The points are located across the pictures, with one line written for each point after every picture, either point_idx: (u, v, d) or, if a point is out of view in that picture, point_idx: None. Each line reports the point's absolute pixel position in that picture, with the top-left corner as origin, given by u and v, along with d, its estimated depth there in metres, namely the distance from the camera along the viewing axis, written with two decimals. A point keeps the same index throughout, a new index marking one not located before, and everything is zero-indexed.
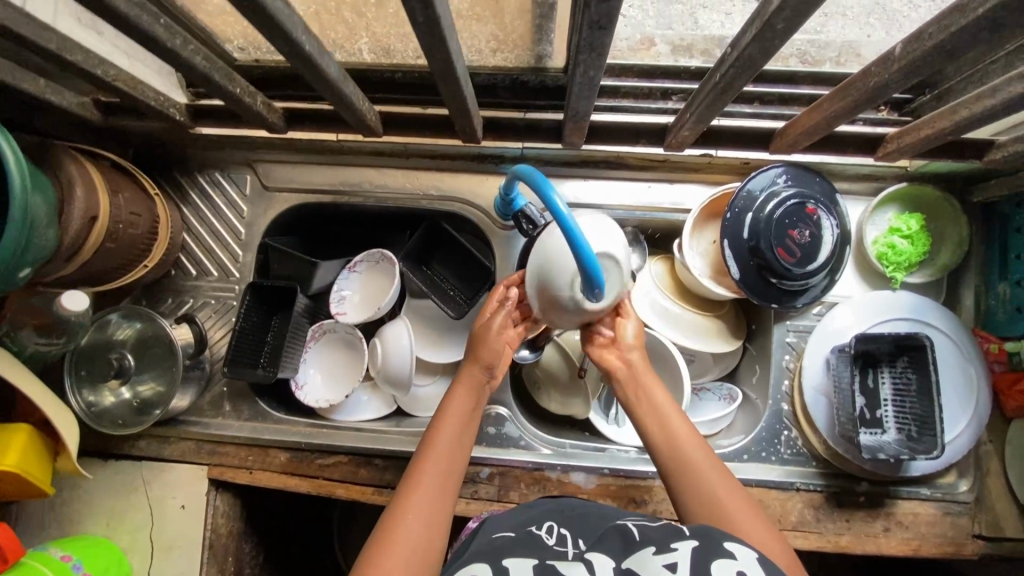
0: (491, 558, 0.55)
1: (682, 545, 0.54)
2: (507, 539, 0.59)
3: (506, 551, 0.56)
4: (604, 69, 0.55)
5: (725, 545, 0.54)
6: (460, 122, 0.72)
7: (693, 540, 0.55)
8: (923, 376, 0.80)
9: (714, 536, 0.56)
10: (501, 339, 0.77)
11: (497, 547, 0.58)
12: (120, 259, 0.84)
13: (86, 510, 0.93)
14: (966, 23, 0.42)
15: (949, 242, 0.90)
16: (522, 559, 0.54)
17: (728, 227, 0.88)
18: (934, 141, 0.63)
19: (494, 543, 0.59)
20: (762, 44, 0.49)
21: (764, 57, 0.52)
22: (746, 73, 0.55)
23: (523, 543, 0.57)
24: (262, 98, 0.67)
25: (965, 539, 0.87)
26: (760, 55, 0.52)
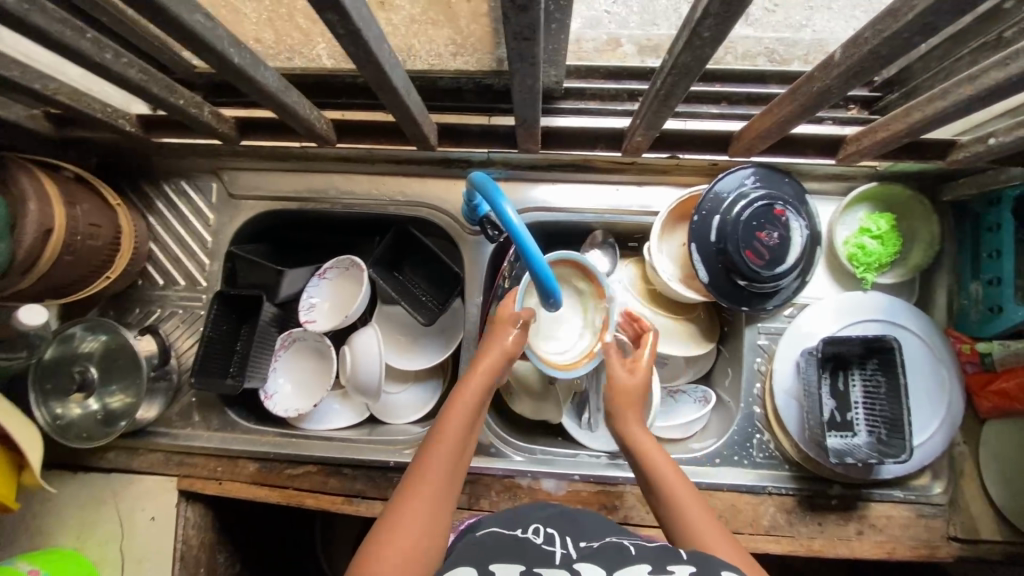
0: (479, 561, 0.56)
1: (679, 569, 0.54)
2: (498, 543, 0.60)
3: (493, 556, 0.57)
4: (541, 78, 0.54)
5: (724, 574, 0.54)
6: (412, 129, 0.71)
7: (690, 565, 0.55)
8: (892, 378, 0.79)
9: (714, 563, 0.56)
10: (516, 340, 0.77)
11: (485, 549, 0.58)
12: (80, 271, 0.84)
13: (55, 523, 0.93)
14: (899, 27, 0.42)
15: (921, 241, 0.89)
16: (508, 565, 0.55)
17: (696, 231, 0.87)
18: (891, 143, 0.62)
19: (484, 545, 0.59)
20: (694, 52, 0.50)
21: (700, 64, 0.52)
22: (687, 78, 0.55)
23: (514, 549, 0.58)
24: (210, 108, 0.66)
25: (939, 542, 0.86)
26: (695, 63, 0.52)
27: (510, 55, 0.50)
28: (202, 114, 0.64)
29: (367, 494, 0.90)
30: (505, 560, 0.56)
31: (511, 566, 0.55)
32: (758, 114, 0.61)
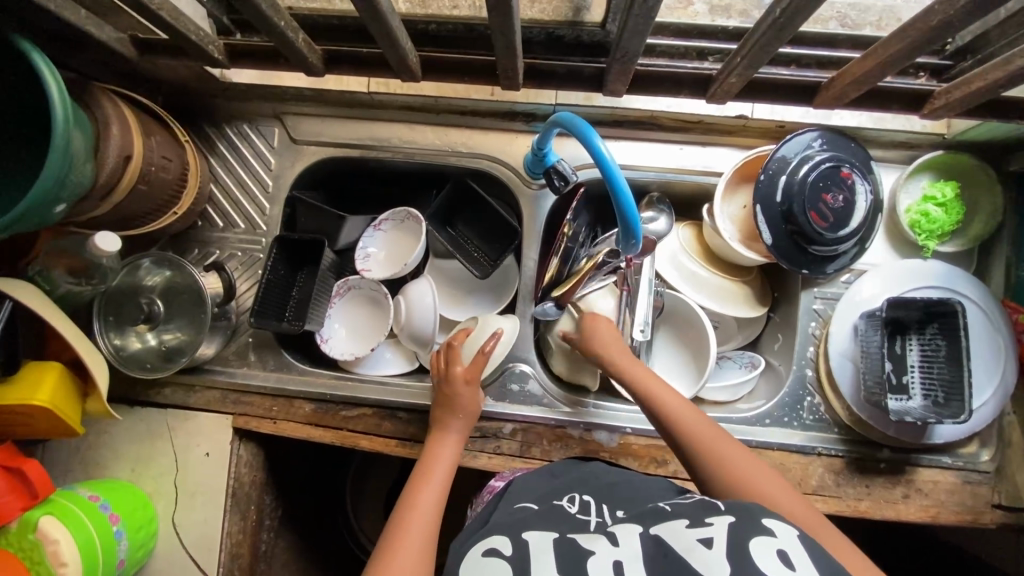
0: (513, 531, 0.62)
1: (717, 520, 0.58)
2: (535, 515, 0.65)
3: (528, 525, 0.63)
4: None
5: (763, 521, 0.57)
6: (504, 64, 0.70)
7: (728, 515, 0.58)
8: (953, 342, 0.80)
9: (753, 512, 0.58)
10: (467, 388, 0.83)
11: (522, 520, 0.64)
12: (151, 203, 0.84)
13: (111, 455, 0.94)
14: None
15: (983, 211, 0.89)
16: (543, 534, 0.61)
17: (762, 190, 0.87)
18: (987, 94, 0.62)
19: (521, 515, 0.65)
20: None
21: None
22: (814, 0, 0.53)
23: (550, 520, 0.63)
24: (304, 36, 0.66)
25: (984, 509, 0.87)
26: None
27: None
28: (297, 40, 0.65)
29: (421, 438, 0.91)
30: (539, 529, 0.62)
31: (546, 534, 0.61)
32: (861, 56, 0.61)
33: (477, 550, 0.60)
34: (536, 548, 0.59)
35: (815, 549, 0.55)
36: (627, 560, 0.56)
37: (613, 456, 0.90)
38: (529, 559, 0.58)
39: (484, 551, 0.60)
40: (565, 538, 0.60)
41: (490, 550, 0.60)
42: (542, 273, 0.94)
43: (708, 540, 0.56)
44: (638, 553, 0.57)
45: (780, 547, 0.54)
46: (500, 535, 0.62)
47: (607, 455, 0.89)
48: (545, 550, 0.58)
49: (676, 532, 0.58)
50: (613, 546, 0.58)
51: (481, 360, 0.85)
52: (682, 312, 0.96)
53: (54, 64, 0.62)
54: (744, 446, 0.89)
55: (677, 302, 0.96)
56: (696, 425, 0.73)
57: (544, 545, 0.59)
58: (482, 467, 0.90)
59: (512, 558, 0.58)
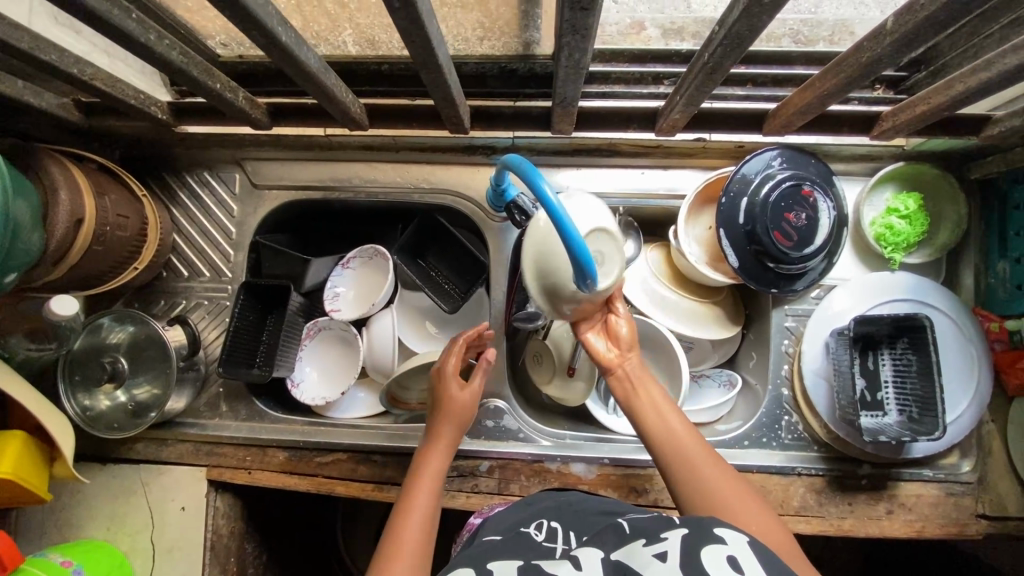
0: (477, 562, 0.57)
1: (672, 534, 0.55)
2: (498, 545, 0.61)
3: (492, 555, 0.58)
4: (590, 51, 0.52)
5: (715, 531, 0.55)
6: (446, 111, 0.70)
7: (683, 528, 0.56)
8: (923, 356, 0.79)
9: (705, 522, 0.56)
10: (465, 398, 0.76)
11: (486, 551, 0.59)
12: (110, 261, 0.83)
13: (86, 516, 0.93)
14: (939, 6, 0.41)
15: (948, 221, 0.88)
16: (508, 562, 0.56)
17: (724, 213, 0.86)
18: (930, 118, 0.61)
19: (484, 547, 0.60)
20: (750, 21, 0.47)
21: (753, 34, 0.50)
22: (739, 46, 0.52)
23: (512, 547, 0.59)
24: (244, 93, 0.66)
25: (968, 520, 0.86)
26: (748, 33, 0.50)
27: (560, 27, 0.49)
28: (236, 100, 0.65)
29: (396, 481, 0.90)
30: (504, 558, 0.57)
31: (509, 563, 0.56)
32: (798, 88, 0.60)
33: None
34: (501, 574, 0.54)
35: (766, 555, 0.53)
36: None
37: (592, 488, 0.88)
38: None
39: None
40: (529, 565, 0.55)
41: None
42: (511, 304, 0.94)
43: (665, 553, 0.52)
44: (600, 570, 0.53)
45: (732, 556, 0.52)
46: (465, 567, 0.57)
47: (585, 488, 0.88)
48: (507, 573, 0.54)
49: (635, 549, 0.54)
50: (575, 566, 0.54)
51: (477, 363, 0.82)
52: (653, 337, 0.95)
53: None
54: None
55: (646, 326, 0.94)
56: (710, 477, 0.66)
57: (507, 572, 0.54)
58: (460, 508, 0.89)
59: None
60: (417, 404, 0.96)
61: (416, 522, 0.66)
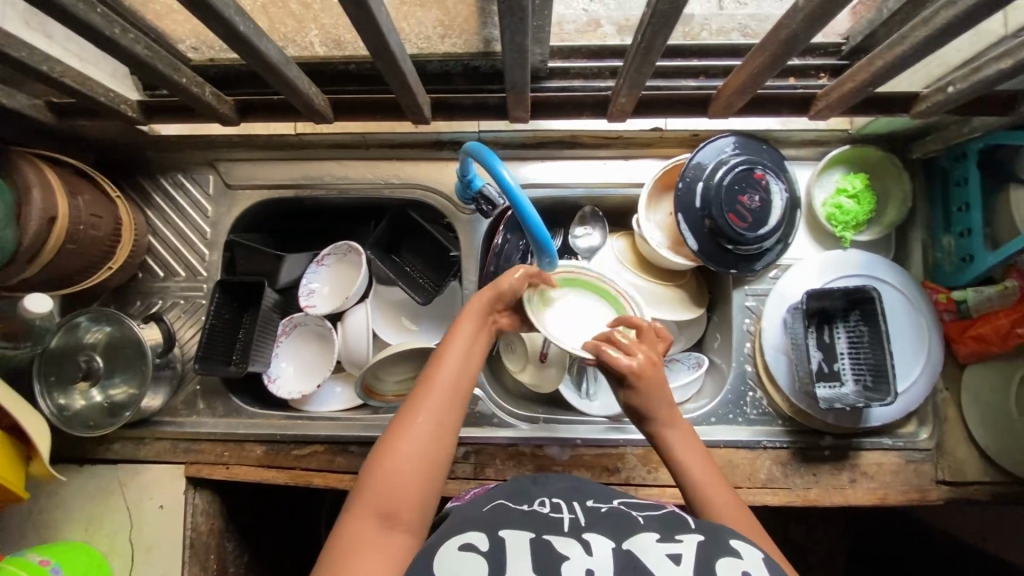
0: (491, 527, 0.58)
1: (688, 538, 0.58)
2: (508, 511, 0.61)
3: (502, 521, 0.59)
4: (529, 33, 0.57)
5: (731, 542, 0.57)
6: (406, 101, 0.73)
7: (698, 534, 0.58)
8: (874, 327, 0.83)
9: (722, 532, 0.59)
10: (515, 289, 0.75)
11: (493, 516, 0.60)
12: (84, 260, 0.85)
13: (63, 517, 0.93)
14: None
15: (894, 200, 0.93)
16: (517, 533, 0.57)
17: (682, 198, 0.90)
18: (859, 94, 0.65)
19: (496, 511, 0.61)
20: None
21: (678, 13, 0.54)
22: (667, 26, 0.56)
23: (520, 516, 0.60)
24: (211, 89, 0.69)
25: (929, 486, 0.90)
26: (673, 11, 0.54)
27: (500, 10, 0.53)
28: (203, 94, 0.67)
29: None
30: (514, 528, 0.58)
31: (519, 533, 0.57)
32: (735, 70, 0.65)
33: (451, 545, 0.56)
34: (511, 548, 0.56)
35: (777, 570, 0.56)
36: (599, 569, 0.54)
37: (565, 469, 0.90)
38: (504, 563, 0.54)
39: (459, 546, 0.56)
40: (540, 539, 0.57)
41: (466, 543, 0.56)
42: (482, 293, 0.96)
43: (679, 557, 0.55)
44: (610, 562, 0.55)
45: (746, 570, 0.55)
46: (477, 530, 0.58)
47: (559, 468, 0.90)
48: (520, 549, 0.55)
49: (647, 545, 0.56)
50: (588, 553, 0.55)
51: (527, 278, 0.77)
52: None
53: None
54: None
55: None
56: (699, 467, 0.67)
57: (517, 544, 0.56)
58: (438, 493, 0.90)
59: (487, 556, 0.54)
60: (393, 396, 0.98)
61: (424, 415, 0.64)
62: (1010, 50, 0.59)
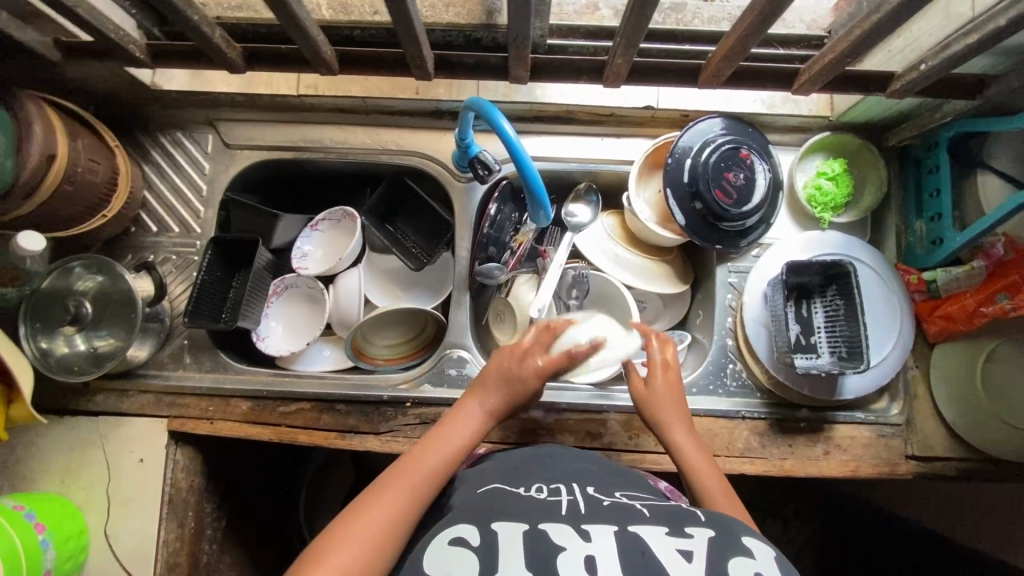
0: (482, 521, 0.60)
1: (699, 533, 0.58)
2: (506, 504, 0.64)
3: (496, 515, 0.61)
4: None
5: (743, 541, 0.57)
6: (411, 52, 0.75)
7: (708, 528, 0.59)
8: (848, 301, 0.87)
9: (734, 530, 0.58)
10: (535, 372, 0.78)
11: (490, 509, 0.63)
12: (79, 205, 0.85)
13: (39, 468, 0.92)
14: None
15: (870, 185, 0.98)
16: (513, 526, 0.59)
17: (671, 173, 0.93)
18: (838, 66, 0.70)
19: (491, 505, 0.64)
20: None
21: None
22: None
23: (518, 508, 0.62)
24: (221, 32, 0.71)
25: (899, 460, 0.93)
26: None
27: None
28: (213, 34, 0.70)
29: (360, 429, 0.92)
30: (510, 520, 0.60)
31: (514, 525, 0.59)
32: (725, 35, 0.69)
33: (443, 539, 0.59)
34: (502, 539, 0.57)
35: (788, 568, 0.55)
36: (598, 555, 0.55)
37: (550, 432, 0.92)
38: (496, 553, 0.56)
39: (451, 539, 0.58)
40: (535, 530, 0.58)
41: (458, 539, 0.58)
42: (476, 260, 0.99)
43: (689, 552, 0.55)
44: (611, 549, 0.55)
45: (759, 571, 0.54)
46: (471, 524, 0.60)
47: (544, 432, 0.92)
48: (511, 544, 0.56)
49: (657, 538, 0.57)
50: (586, 541, 0.56)
51: (562, 361, 0.80)
52: (609, 293, 1.01)
53: None
54: None
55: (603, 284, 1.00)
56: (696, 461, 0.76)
57: (512, 534, 0.58)
58: None
59: (478, 549, 0.56)
60: (383, 360, 1.00)
61: (426, 464, 0.69)
62: (977, 26, 0.65)
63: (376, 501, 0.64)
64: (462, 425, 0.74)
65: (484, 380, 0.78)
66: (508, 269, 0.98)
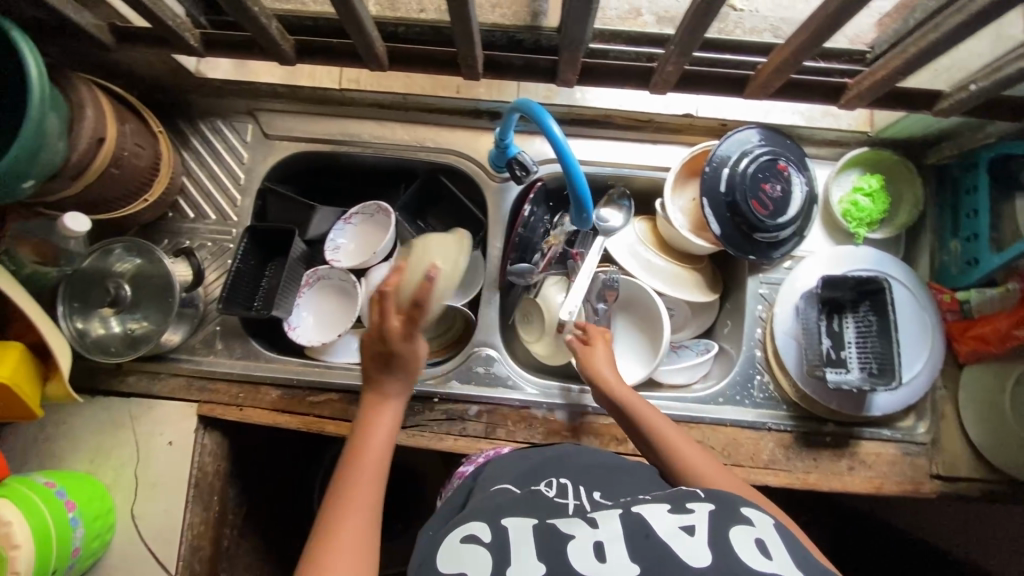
0: (492, 517, 0.62)
1: (699, 507, 0.59)
2: (516, 499, 0.66)
3: (506, 511, 0.63)
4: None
5: (743, 511, 0.58)
6: (463, 50, 0.76)
7: (708, 503, 0.60)
8: (882, 316, 0.87)
9: (732, 501, 0.59)
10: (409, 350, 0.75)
11: (500, 507, 0.64)
12: (122, 188, 0.86)
13: (70, 446, 0.93)
14: None
15: (906, 203, 0.97)
16: (523, 520, 0.61)
17: (707, 182, 0.93)
18: (887, 84, 0.70)
19: (501, 501, 0.66)
20: None
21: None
22: None
23: (528, 505, 0.64)
24: (277, 24, 0.73)
25: (923, 478, 0.93)
26: None
27: None
28: (270, 27, 0.72)
29: None
30: (518, 516, 0.62)
31: (524, 520, 0.61)
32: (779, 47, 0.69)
33: (455, 537, 0.60)
34: (513, 534, 0.59)
35: (790, 538, 0.56)
36: (607, 540, 0.56)
37: (576, 435, 0.92)
38: (508, 543, 0.58)
39: (463, 537, 0.60)
40: (544, 524, 0.60)
41: (469, 535, 0.60)
42: (506, 260, 1.00)
43: (691, 527, 0.56)
44: (618, 533, 0.57)
45: (759, 537, 0.55)
46: (479, 521, 0.62)
47: (570, 434, 0.92)
48: (522, 536, 0.58)
49: (658, 518, 0.58)
50: (594, 529, 0.58)
51: (418, 314, 0.73)
52: (640, 299, 1.01)
53: (34, 46, 0.66)
54: (698, 423, 0.94)
55: (632, 288, 1.02)
56: (677, 439, 0.78)
57: (522, 525, 0.59)
58: (448, 450, 0.92)
59: (490, 544, 0.58)
60: None
61: (358, 488, 0.67)
62: None
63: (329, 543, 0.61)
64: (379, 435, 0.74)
65: (372, 381, 0.77)
66: (535, 280, 0.99)
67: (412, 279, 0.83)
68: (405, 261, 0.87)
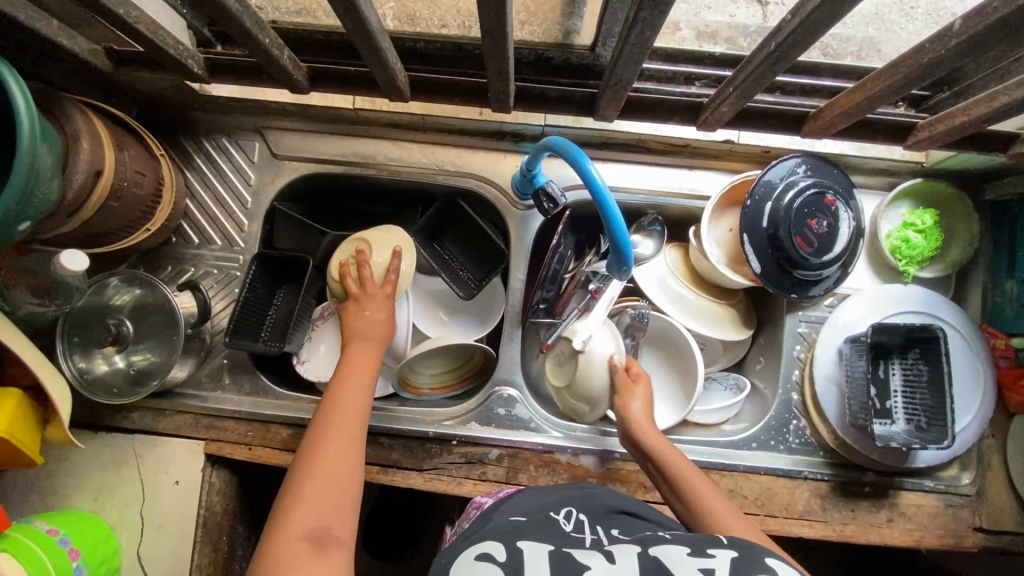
0: (506, 539, 0.56)
1: (720, 553, 0.52)
2: (528, 525, 0.59)
3: (522, 534, 0.56)
4: (662, 26, 0.53)
5: (767, 560, 0.52)
6: (495, 84, 0.70)
7: (731, 550, 0.53)
8: (935, 367, 0.80)
9: (755, 550, 0.53)
10: (376, 305, 0.83)
11: (514, 531, 0.58)
12: (123, 219, 0.81)
13: (74, 485, 0.89)
14: None
15: (960, 239, 0.91)
16: (536, 545, 0.54)
17: (748, 216, 0.86)
18: (966, 130, 0.66)
19: (512, 526, 0.59)
20: (830, 6, 0.49)
21: (831, 21, 0.51)
22: (811, 33, 0.54)
23: (543, 533, 0.57)
24: (289, 53, 0.67)
25: (966, 532, 0.88)
26: (828, 20, 0.51)
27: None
28: (281, 57, 0.66)
29: (403, 465, 0.89)
30: (534, 540, 0.55)
31: (539, 545, 0.55)
32: (850, 89, 0.67)
33: (468, 553, 0.53)
34: (527, 556, 0.53)
35: None
36: None
37: (601, 482, 0.88)
38: (522, 567, 0.51)
39: (475, 555, 0.53)
40: (559, 552, 0.53)
41: (482, 553, 0.53)
42: (530, 293, 0.93)
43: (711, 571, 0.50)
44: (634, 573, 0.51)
45: None
46: (494, 541, 0.55)
47: (595, 480, 0.88)
48: (536, 557, 0.52)
49: (677, 558, 0.52)
50: (610, 563, 0.52)
51: (394, 280, 0.85)
52: (666, 333, 0.96)
53: (23, 78, 0.60)
54: (731, 470, 0.89)
55: (662, 324, 0.95)
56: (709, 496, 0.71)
57: (536, 555, 0.53)
58: (467, 495, 0.87)
59: (505, 565, 0.51)
60: (428, 390, 0.95)
61: (332, 438, 0.66)
62: None
63: (297, 498, 0.59)
64: (355, 390, 0.72)
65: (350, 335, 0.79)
66: (558, 317, 0.93)
67: (380, 259, 0.87)
68: (365, 241, 0.88)
